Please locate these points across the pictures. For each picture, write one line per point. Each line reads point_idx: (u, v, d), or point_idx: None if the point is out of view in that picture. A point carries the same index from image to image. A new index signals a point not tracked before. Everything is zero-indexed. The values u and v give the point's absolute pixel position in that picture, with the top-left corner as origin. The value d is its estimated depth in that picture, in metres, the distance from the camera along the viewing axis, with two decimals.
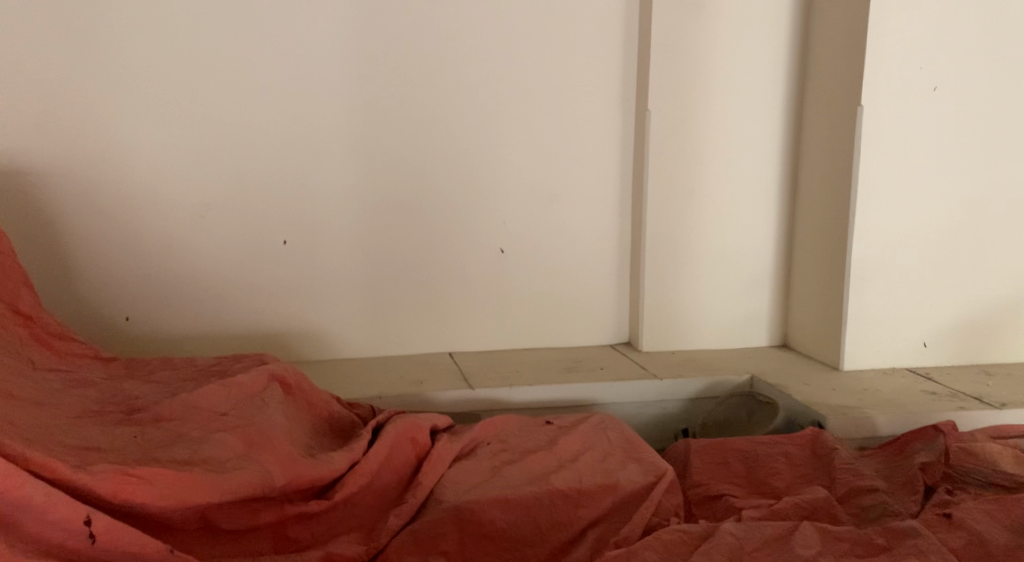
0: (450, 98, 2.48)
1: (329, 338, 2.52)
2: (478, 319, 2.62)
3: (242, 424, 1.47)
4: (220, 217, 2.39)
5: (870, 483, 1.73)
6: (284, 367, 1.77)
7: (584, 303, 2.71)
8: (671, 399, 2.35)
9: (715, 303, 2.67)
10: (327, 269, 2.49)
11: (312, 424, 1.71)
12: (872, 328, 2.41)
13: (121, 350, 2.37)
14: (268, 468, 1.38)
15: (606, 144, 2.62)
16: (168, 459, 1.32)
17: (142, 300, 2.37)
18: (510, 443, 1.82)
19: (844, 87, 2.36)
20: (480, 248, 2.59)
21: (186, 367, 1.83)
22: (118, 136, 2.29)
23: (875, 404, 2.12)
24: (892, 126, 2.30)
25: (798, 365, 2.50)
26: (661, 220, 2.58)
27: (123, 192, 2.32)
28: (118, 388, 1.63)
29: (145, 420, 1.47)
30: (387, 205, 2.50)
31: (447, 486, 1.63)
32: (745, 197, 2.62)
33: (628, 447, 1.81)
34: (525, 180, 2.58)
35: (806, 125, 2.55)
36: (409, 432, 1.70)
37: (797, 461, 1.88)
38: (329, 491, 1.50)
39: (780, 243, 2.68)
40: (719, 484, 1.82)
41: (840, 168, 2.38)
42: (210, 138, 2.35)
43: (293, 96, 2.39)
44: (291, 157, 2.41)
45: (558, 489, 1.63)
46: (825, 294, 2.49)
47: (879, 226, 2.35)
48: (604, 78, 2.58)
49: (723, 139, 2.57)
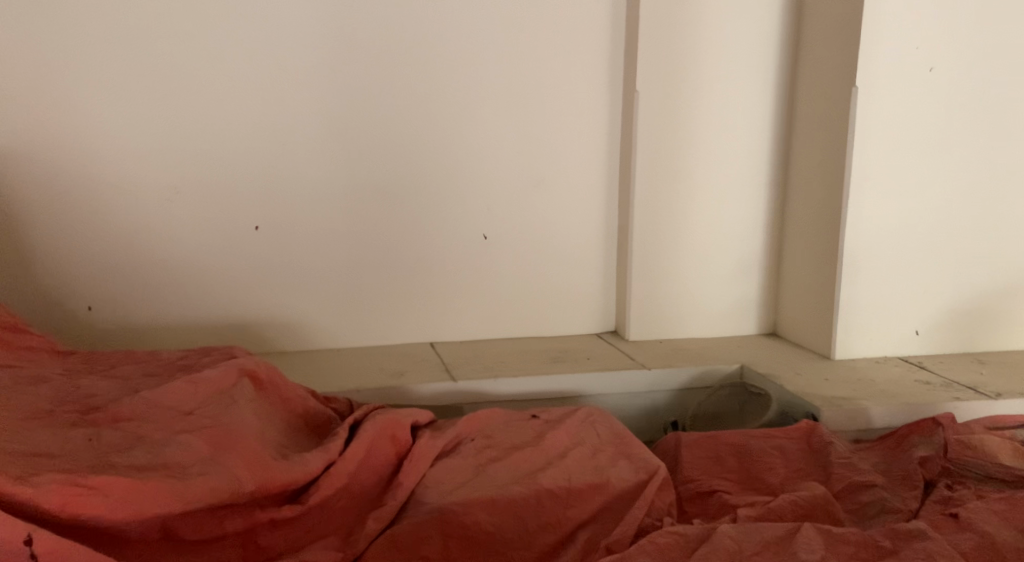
0: (431, 78, 2.38)
1: (304, 328, 2.42)
2: (460, 307, 2.53)
3: (209, 425, 1.37)
4: (189, 201, 2.28)
5: (868, 478, 1.67)
6: (255, 360, 1.67)
7: (569, 292, 2.62)
8: (660, 391, 2.28)
9: (703, 291, 2.60)
10: (303, 256, 2.39)
11: (285, 421, 1.62)
12: (865, 317, 2.35)
13: (84, 341, 2.26)
14: (235, 473, 1.29)
15: (592, 126, 2.53)
16: (125, 465, 1.22)
17: (104, 288, 2.25)
18: (495, 439, 1.73)
19: (839, 68, 2.28)
20: (463, 235, 2.49)
21: (150, 361, 1.73)
22: (76, 116, 2.17)
23: (869, 394, 2.06)
24: (887, 108, 2.22)
25: (789, 354, 2.44)
26: (648, 205, 2.50)
27: (83, 175, 2.20)
28: (74, 385, 1.52)
29: (103, 421, 1.37)
30: (364, 190, 2.39)
31: (429, 487, 1.55)
32: (734, 181, 2.54)
33: (619, 442, 1.73)
34: (508, 164, 2.48)
35: (799, 107, 2.48)
36: (389, 429, 1.61)
37: (791, 456, 1.82)
38: (303, 495, 1.41)
39: (770, 228, 2.60)
40: (712, 480, 1.75)
41: (834, 153, 2.31)
42: (176, 119, 2.23)
43: (265, 74, 2.27)
44: (263, 139, 2.30)
45: (545, 488, 1.55)
46: (817, 281, 2.42)
47: (873, 212, 2.28)
48: (591, 57, 2.48)
49: (712, 121, 2.48)
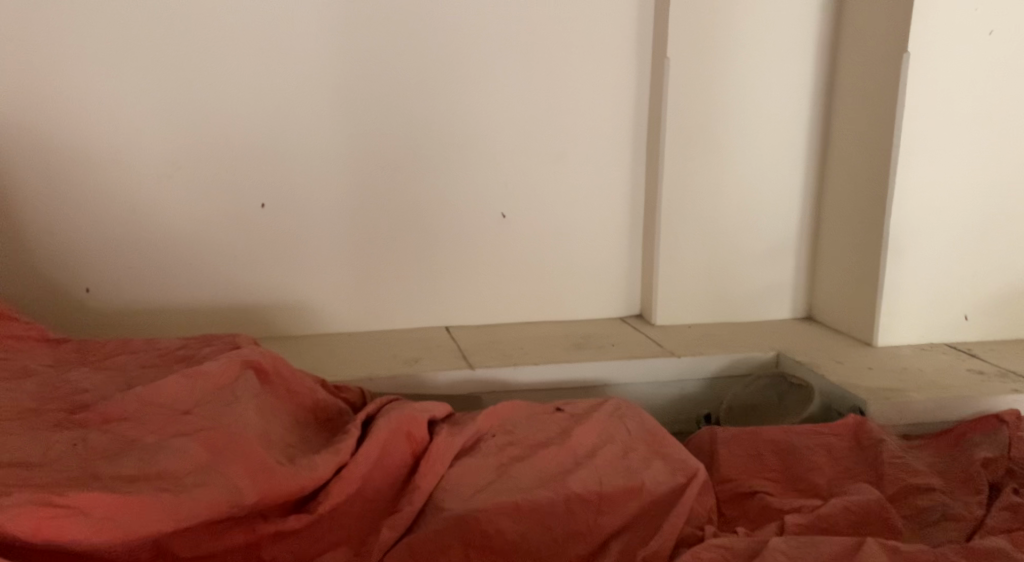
0: (447, 43, 2.22)
1: (314, 311, 2.29)
2: (478, 289, 2.40)
3: (207, 426, 1.24)
4: (191, 176, 2.14)
5: (924, 481, 1.55)
6: (260, 351, 1.54)
7: (593, 273, 2.48)
8: (690, 380, 2.14)
9: (735, 271, 2.45)
10: (311, 233, 2.25)
11: (293, 417, 1.50)
12: (910, 301, 2.19)
13: (82, 325, 2.14)
14: (236, 483, 1.15)
15: (617, 96, 2.37)
16: (112, 476, 1.09)
17: (103, 269, 2.13)
18: (518, 435, 1.60)
19: (887, 33, 2.11)
20: (481, 212, 2.35)
21: (147, 350, 1.60)
22: (68, 85, 2.03)
23: (918, 385, 1.91)
24: (942, 74, 2.05)
25: (827, 340, 2.29)
26: (678, 181, 2.34)
27: (77, 148, 2.06)
28: (63, 380, 1.39)
29: (91, 422, 1.24)
30: (376, 164, 2.25)
31: (448, 490, 1.42)
32: (769, 156, 2.38)
33: (652, 440, 1.60)
34: (528, 136, 2.33)
35: (840, 77, 2.31)
36: (405, 426, 1.47)
37: (838, 454, 1.67)
38: (311, 503, 1.29)
39: (807, 205, 2.45)
40: (752, 480, 1.62)
41: (880, 124, 2.14)
42: (174, 87, 2.09)
43: (269, 38, 2.12)
44: (269, 110, 2.15)
45: (575, 493, 1.43)
46: (857, 262, 2.27)
47: (922, 189, 2.12)
48: (617, 22, 2.32)
49: (747, 91, 2.32)
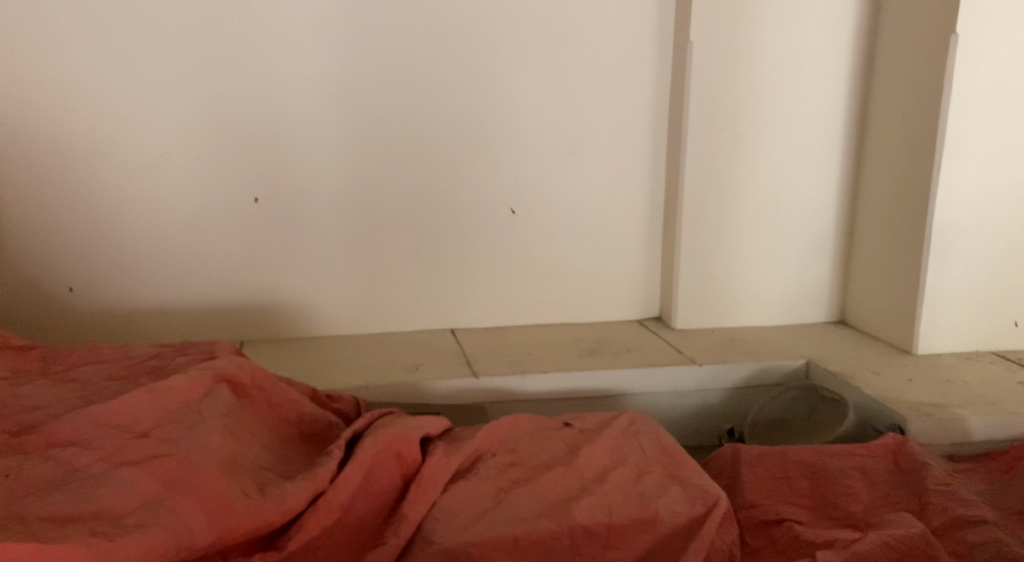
0: (453, 26, 2.06)
1: (311, 313, 2.16)
2: (485, 289, 2.25)
3: (162, 453, 1.12)
4: (181, 169, 2.01)
5: (975, 512, 1.37)
6: (236, 362, 1.40)
7: (609, 273, 2.32)
8: (712, 390, 1.98)
9: (761, 272, 2.28)
10: (308, 229, 2.11)
11: (274, 433, 1.36)
12: (954, 306, 2.01)
13: (63, 326, 2.02)
14: (187, 523, 1.04)
15: (636, 83, 2.20)
16: (40, 517, 0.99)
17: (86, 268, 2.01)
18: (520, 454, 1.45)
19: (933, 16, 1.92)
20: (488, 207, 2.19)
21: (117, 359, 1.47)
22: (43, 70, 1.90)
23: (964, 400, 1.73)
24: (993, 59, 1.87)
25: (861, 346, 2.12)
26: (700, 175, 2.18)
27: (55, 139, 1.93)
28: (14, 395, 1.27)
29: (35, 447, 1.13)
30: (376, 157, 2.10)
31: (438, 518, 1.28)
32: (799, 148, 2.20)
33: (669, 462, 1.44)
34: (540, 127, 2.17)
35: (880, 62, 2.12)
36: (393, 447, 1.32)
37: (876, 479, 1.51)
38: (281, 537, 1.16)
39: (840, 200, 2.27)
40: (780, 506, 1.45)
41: (924, 114, 1.96)
42: (159, 74, 1.95)
43: (261, 20, 1.97)
44: (260, 99, 2.01)
45: (580, 525, 1.28)
46: (895, 264, 2.09)
47: (968, 185, 1.94)
48: (636, 3, 2.15)
49: (777, 78, 2.14)
